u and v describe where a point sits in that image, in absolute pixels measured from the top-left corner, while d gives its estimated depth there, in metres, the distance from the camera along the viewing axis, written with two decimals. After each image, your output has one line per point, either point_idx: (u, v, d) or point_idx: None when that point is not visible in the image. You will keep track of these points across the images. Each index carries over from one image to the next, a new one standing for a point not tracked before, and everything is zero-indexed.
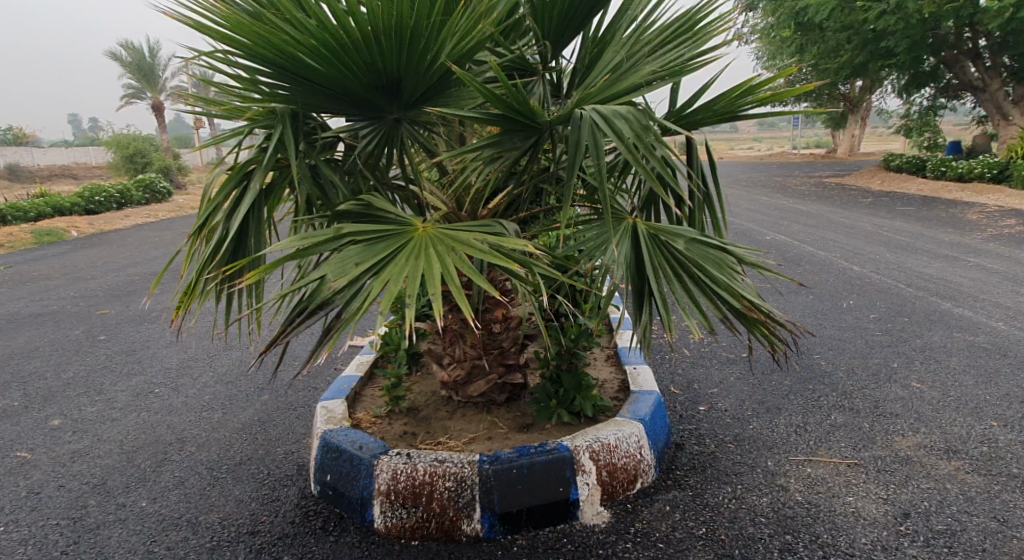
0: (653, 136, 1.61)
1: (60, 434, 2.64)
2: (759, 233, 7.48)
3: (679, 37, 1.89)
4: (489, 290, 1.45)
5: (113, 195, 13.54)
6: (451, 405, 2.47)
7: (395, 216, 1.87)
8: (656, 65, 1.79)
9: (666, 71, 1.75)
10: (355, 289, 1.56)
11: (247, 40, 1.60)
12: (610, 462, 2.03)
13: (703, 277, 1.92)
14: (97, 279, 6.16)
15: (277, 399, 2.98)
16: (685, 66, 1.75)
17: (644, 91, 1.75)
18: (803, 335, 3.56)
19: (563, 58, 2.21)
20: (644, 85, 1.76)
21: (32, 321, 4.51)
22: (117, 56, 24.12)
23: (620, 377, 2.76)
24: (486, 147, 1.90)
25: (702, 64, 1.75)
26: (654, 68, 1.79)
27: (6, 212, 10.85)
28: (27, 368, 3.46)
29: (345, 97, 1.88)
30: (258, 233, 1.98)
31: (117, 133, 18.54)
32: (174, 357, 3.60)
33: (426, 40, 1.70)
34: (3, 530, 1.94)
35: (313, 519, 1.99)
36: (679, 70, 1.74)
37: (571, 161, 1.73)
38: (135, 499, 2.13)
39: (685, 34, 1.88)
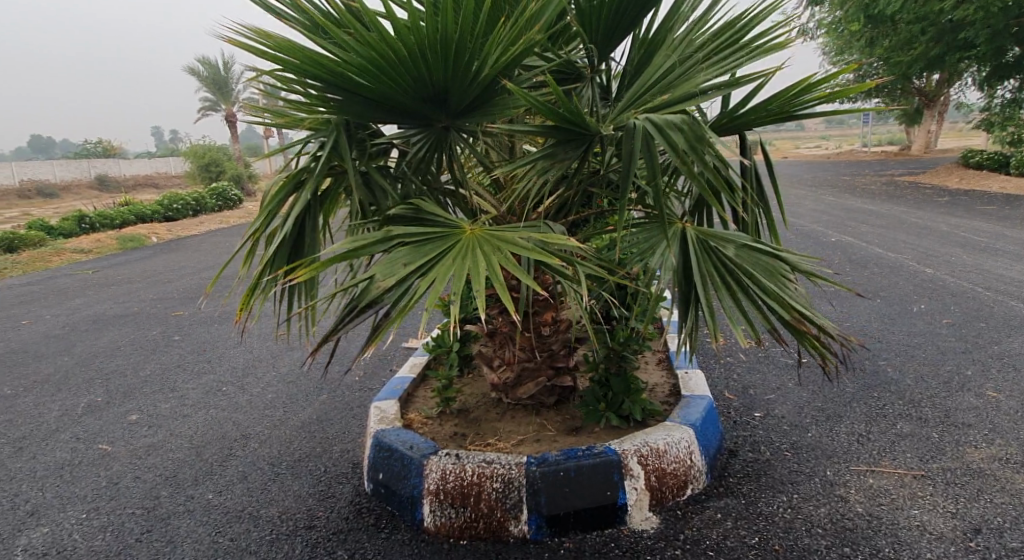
0: (708, 146, 1.60)
1: (138, 428, 2.83)
2: (823, 234, 7.19)
3: (735, 41, 1.84)
4: (533, 291, 1.47)
5: (188, 203, 14.37)
6: (501, 407, 2.50)
7: (444, 219, 1.92)
8: (710, 73, 1.75)
9: (722, 80, 1.72)
10: (404, 289, 1.62)
11: (301, 63, 1.69)
12: (659, 467, 2.00)
13: (751, 285, 1.88)
14: (174, 282, 6.58)
15: (334, 398, 3.10)
16: (742, 74, 1.71)
17: (700, 101, 1.73)
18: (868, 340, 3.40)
19: (612, 61, 2.20)
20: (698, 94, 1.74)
21: (115, 322, 4.85)
22: (194, 71, 25.68)
23: (671, 381, 2.71)
24: (541, 160, 1.94)
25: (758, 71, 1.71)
26: (708, 75, 1.76)
27: (96, 221, 11.74)
28: (110, 366, 3.73)
29: (395, 109, 1.95)
30: (313, 236, 2.07)
31: (192, 146, 19.71)
32: (241, 357, 3.80)
33: (470, 55, 1.75)
34: (86, 517, 2.10)
35: (366, 516, 2.06)
36: (735, 80, 1.71)
37: (626, 169, 1.73)
38: (202, 491, 2.25)
39: (741, 38, 1.83)
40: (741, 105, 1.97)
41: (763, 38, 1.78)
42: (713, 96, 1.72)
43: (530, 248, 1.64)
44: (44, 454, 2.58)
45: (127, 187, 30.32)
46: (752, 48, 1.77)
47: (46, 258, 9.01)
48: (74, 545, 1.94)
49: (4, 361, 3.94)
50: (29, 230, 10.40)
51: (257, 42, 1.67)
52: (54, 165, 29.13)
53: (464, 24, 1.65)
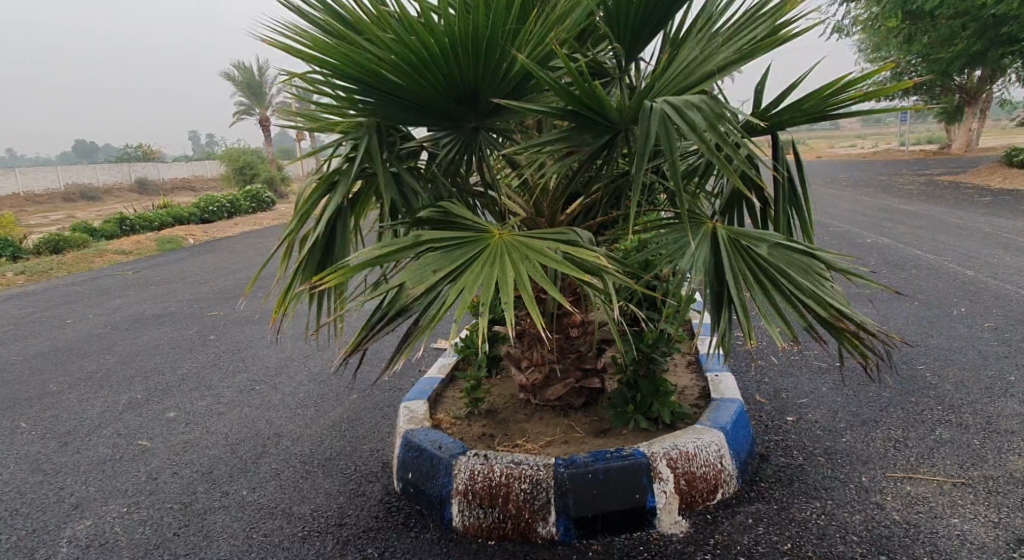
0: (728, 125, 1.57)
1: (175, 425, 2.91)
2: (858, 236, 7.01)
3: (756, 19, 1.82)
4: (562, 298, 1.48)
5: (223, 205, 14.72)
6: (529, 409, 2.50)
7: (472, 222, 1.93)
8: (730, 50, 1.74)
9: (740, 56, 1.71)
10: (432, 297, 1.64)
11: (336, 61, 1.73)
12: (688, 471, 1.98)
13: (786, 282, 1.86)
14: (209, 283, 6.75)
15: (364, 398, 3.14)
16: (760, 48, 1.69)
17: (717, 77, 1.73)
18: (906, 343, 3.31)
19: (642, 61, 2.21)
20: (717, 72, 1.73)
21: (153, 321, 4.99)
22: (229, 76, 26.34)
23: (700, 384, 2.68)
24: (554, 143, 1.90)
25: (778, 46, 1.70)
26: (726, 53, 1.75)
27: (136, 223, 12.10)
28: (149, 364, 3.84)
29: (426, 109, 1.97)
30: (344, 239, 2.11)
31: (227, 150, 20.19)
32: (273, 357, 3.87)
33: (501, 50, 1.78)
34: (127, 511, 2.16)
35: (395, 515, 2.08)
36: (753, 52, 1.69)
37: (640, 154, 1.71)
38: (237, 488, 2.31)
39: (760, 16, 1.81)
40: (773, 105, 1.97)
41: (781, 12, 1.75)
42: (731, 70, 1.71)
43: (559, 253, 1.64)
44: (87, 448, 2.67)
45: (165, 191, 31.19)
46: (769, 22, 1.75)
47: (88, 259, 9.32)
48: (116, 538, 2.00)
49: (50, 358, 4.09)
50: (72, 232, 10.76)
51: (294, 43, 1.72)
52: (96, 170, 30.12)
53: (496, 22, 1.68)
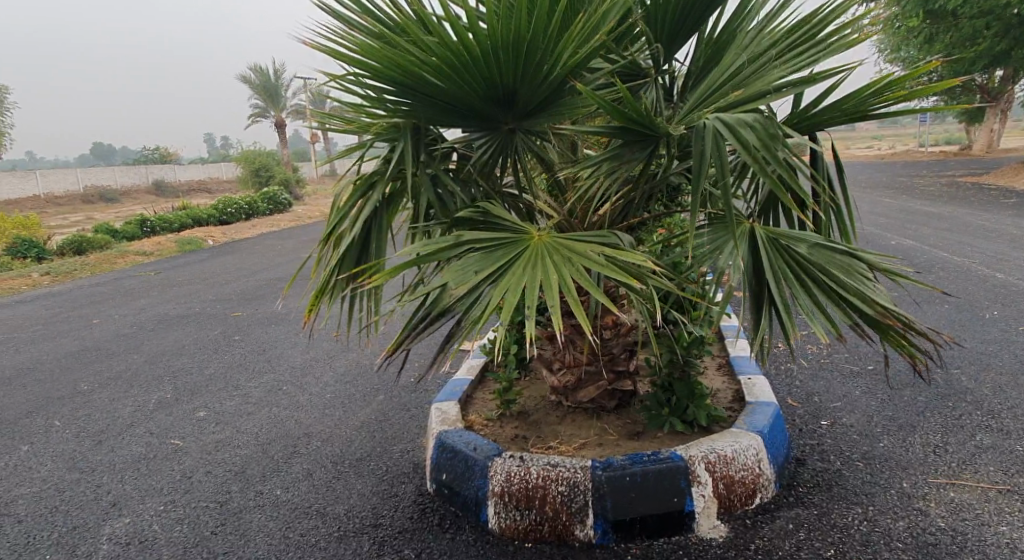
0: (781, 144, 1.58)
1: (206, 424, 2.93)
2: (882, 238, 6.92)
3: (810, 38, 1.79)
4: (609, 302, 1.48)
5: (241, 206, 14.87)
6: (561, 410, 2.49)
7: (511, 223, 1.93)
8: (785, 70, 1.71)
9: (796, 77, 1.68)
10: (475, 298, 1.63)
11: (376, 64, 1.73)
12: (727, 474, 1.96)
13: (828, 281, 1.84)
14: (230, 283, 6.81)
15: (391, 399, 3.14)
16: (818, 71, 1.66)
17: (774, 98, 1.69)
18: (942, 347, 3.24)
19: (676, 61, 2.18)
20: (773, 91, 1.69)
21: (178, 322, 5.05)
22: (246, 78, 26.60)
23: (733, 386, 2.66)
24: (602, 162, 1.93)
25: (835, 70, 1.67)
26: (781, 72, 1.72)
27: (156, 224, 12.25)
28: (177, 364, 3.88)
29: (462, 110, 1.97)
30: (379, 239, 2.12)
31: (244, 152, 20.38)
32: (299, 357, 3.90)
33: (541, 54, 1.77)
34: (164, 509, 2.18)
35: (430, 516, 2.08)
36: (812, 77, 1.67)
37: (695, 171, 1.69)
38: (271, 487, 2.32)
39: (816, 33, 1.78)
40: (815, 104, 1.92)
41: (840, 34, 1.72)
42: (788, 92, 1.68)
43: (601, 258, 1.63)
44: (121, 447, 2.70)
45: (182, 192, 31.58)
46: (827, 44, 1.71)
47: (111, 259, 9.47)
48: (155, 536, 2.01)
49: (79, 358, 4.14)
50: (95, 233, 10.94)
51: (335, 46, 1.72)
52: (115, 171, 30.55)
53: (539, 26, 1.69)
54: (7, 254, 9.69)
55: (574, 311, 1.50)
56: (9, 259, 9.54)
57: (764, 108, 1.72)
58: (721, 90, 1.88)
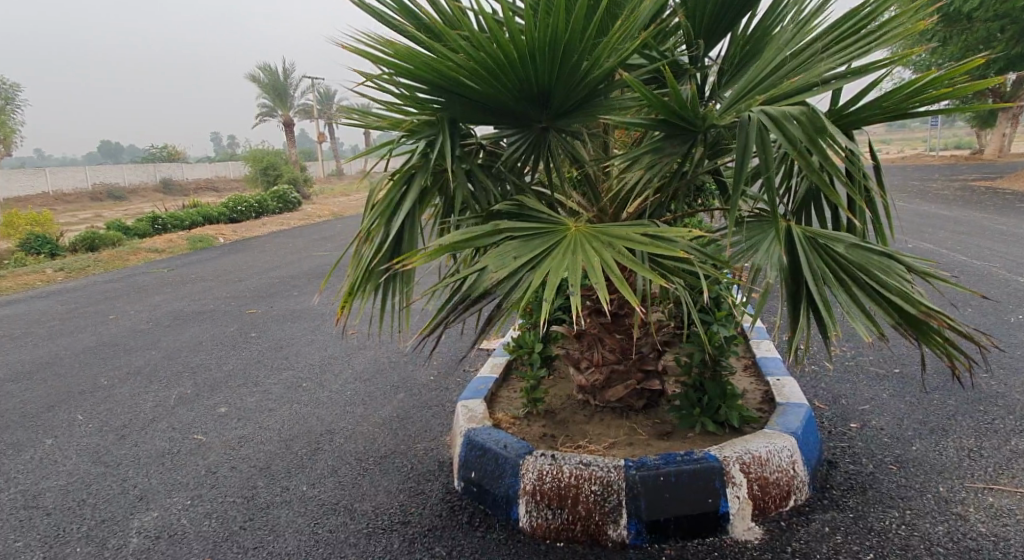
0: (829, 135, 1.56)
1: (228, 420, 2.93)
2: (898, 241, 6.89)
3: (855, 31, 1.76)
4: (653, 280, 1.51)
5: (251, 206, 14.94)
6: (588, 410, 2.48)
7: (547, 215, 2.00)
8: (832, 63, 1.69)
9: (843, 70, 1.65)
10: (515, 280, 1.68)
11: (414, 67, 1.72)
12: (761, 476, 1.93)
13: (868, 282, 1.80)
14: (244, 281, 6.83)
15: (412, 397, 3.13)
16: (868, 63, 1.63)
17: (821, 91, 1.67)
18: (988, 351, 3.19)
19: (710, 59, 2.16)
20: (819, 85, 1.68)
21: (194, 318, 5.05)
22: (257, 77, 26.75)
23: (761, 388, 2.63)
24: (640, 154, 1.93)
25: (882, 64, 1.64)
26: (827, 66, 1.70)
27: (168, 222, 12.30)
28: (196, 360, 3.88)
29: (496, 108, 1.96)
30: (410, 234, 2.11)
31: (254, 151, 20.47)
32: (317, 354, 3.89)
33: (579, 55, 1.75)
34: (191, 504, 2.17)
35: (459, 514, 2.06)
36: (862, 68, 1.64)
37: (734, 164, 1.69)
38: (297, 483, 2.30)
39: (861, 27, 1.76)
40: (851, 103, 1.91)
41: (887, 25, 1.69)
42: (834, 86, 1.67)
43: (644, 240, 1.69)
44: (144, 442, 2.69)
45: (191, 191, 31.72)
46: (875, 37, 1.69)
47: (123, 256, 9.51)
48: (184, 530, 2.00)
49: (98, 353, 4.15)
50: (107, 230, 11.01)
51: (371, 49, 1.71)
52: (124, 170, 30.77)
53: (577, 28, 1.67)
54: (21, 251, 9.78)
55: (619, 289, 1.54)
56: (23, 254, 9.63)
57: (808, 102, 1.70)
58: (762, 86, 1.86)
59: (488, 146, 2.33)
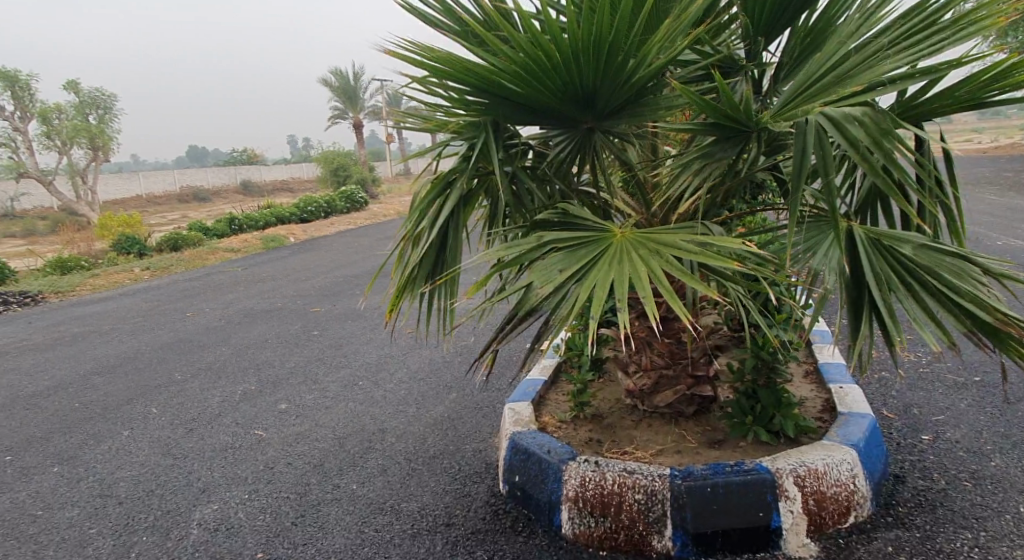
0: (897, 142, 1.45)
1: (288, 416, 3.06)
2: (988, 238, 6.39)
3: (926, 26, 1.63)
4: (704, 293, 1.45)
5: (321, 206, 15.57)
6: (636, 415, 2.43)
7: (594, 222, 1.97)
8: (899, 59, 1.57)
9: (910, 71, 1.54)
10: (562, 296, 1.66)
11: (458, 71, 1.73)
12: (818, 490, 1.83)
13: (938, 285, 1.67)
14: (310, 279, 7.13)
15: (464, 397, 3.17)
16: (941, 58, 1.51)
17: (887, 91, 1.56)
18: None
19: (767, 53, 2.07)
20: (886, 84, 1.57)
21: (262, 316, 5.30)
22: (326, 82, 27.86)
23: (822, 396, 2.50)
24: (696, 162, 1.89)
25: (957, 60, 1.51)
26: (894, 60, 1.57)
27: (243, 222, 12.99)
28: (261, 357, 4.08)
29: (540, 110, 1.95)
30: (456, 241, 2.13)
31: (322, 153, 21.29)
32: (374, 353, 4.01)
33: (624, 53, 1.71)
34: (248, 498, 2.28)
35: (503, 518, 2.07)
36: (934, 67, 1.52)
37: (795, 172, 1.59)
38: (347, 481, 2.37)
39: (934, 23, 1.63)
40: (922, 93, 1.77)
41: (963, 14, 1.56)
42: (902, 84, 1.55)
43: (694, 248, 1.62)
44: (210, 436, 2.85)
45: (265, 192, 33.33)
46: (948, 30, 1.56)
47: (203, 256, 10.13)
48: (240, 524, 2.11)
49: (174, 349, 4.43)
50: (189, 231, 11.76)
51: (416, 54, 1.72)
52: (205, 173, 32.76)
53: (620, 25, 1.63)
54: (113, 251, 10.58)
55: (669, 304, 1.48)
56: (115, 254, 10.43)
57: (875, 101, 1.60)
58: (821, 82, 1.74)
59: (535, 146, 2.31)
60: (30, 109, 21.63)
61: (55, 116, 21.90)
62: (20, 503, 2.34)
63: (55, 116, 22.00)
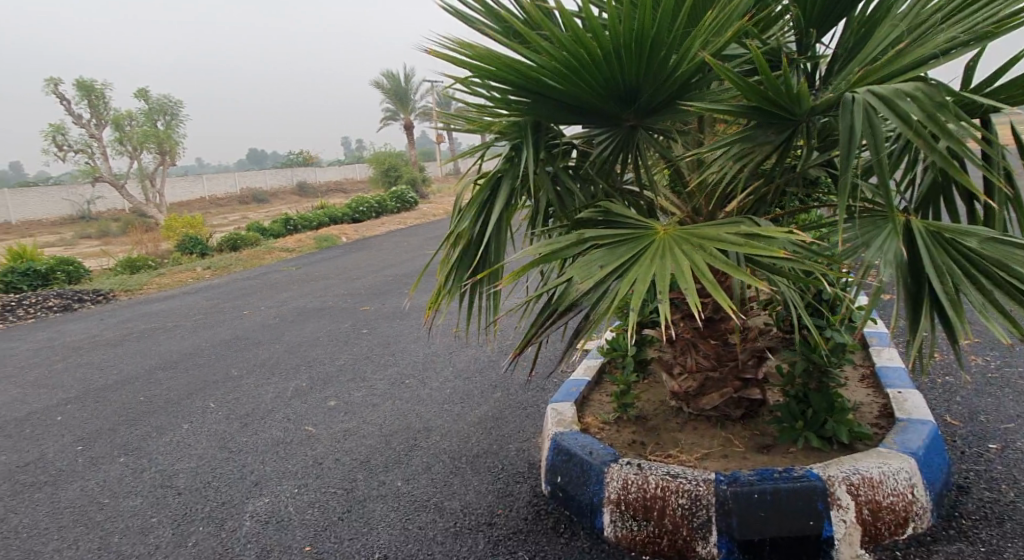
0: (953, 115, 1.36)
1: (337, 413, 3.15)
2: None
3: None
4: (748, 284, 1.41)
5: (372, 206, 15.94)
6: (681, 417, 2.39)
7: (636, 220, 1.94)
8: (955, 31, 1.49)
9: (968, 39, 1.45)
10: (602, 291, 1.65)
11: (499, 70, 1.74)
12: (873, 499, 1.76)
13: (1007, 278, 1.57)
14: (361, 278, 7.31)
15: (508, 397, 3.19)
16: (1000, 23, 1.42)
17: (943, 62, 1.47)
18: None
19: (822, 45, 1.99)
20: (940, 55, 1.48)
21: (315, 314, 5.48)
22: (378, 84, 28.48)
23: (879, 401, 2.39)
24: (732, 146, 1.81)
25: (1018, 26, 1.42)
26: (951, 33, 1.49)
27: (298, 223, 13.43)
28: (313, 354, 4.22)
29: (580, 108, 1.94)
30: (499, 240, 2.15)
31: (374, 154, 21.77)
32: (421, 352, 4.08)
33: (667, 49, 1.69)
34: (298, 492, 2.36)
35: (545, 519, 2.07)
36: (992, 31, 1.43)
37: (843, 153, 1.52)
38: (392, 478, 2.43)
39: None
40: (987, 82, 1.67)
41: None
42: (960, 54, 1.46)
43: (739, 242, 1.59)
44: (263, 431, 2.97)
45: (319, 193, 34.36)
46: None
47: (260, 255, 10.53)
48: (290, 517, 2.19)
49: (232, 346, 4.62)
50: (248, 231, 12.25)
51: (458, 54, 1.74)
52: (263, 175, 34.04)
53: (662, 19, 1.60)
54: (177, 251, 11.13)
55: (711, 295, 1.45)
56: (179, 254, 10.96)
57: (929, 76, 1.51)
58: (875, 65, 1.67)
59: (578, 146, 2.31)
60: (103, 117, 22.99)
61: (127, 123, 23.20)
62: (89, 490, 2.50)
63: (126, 123, 23.31)
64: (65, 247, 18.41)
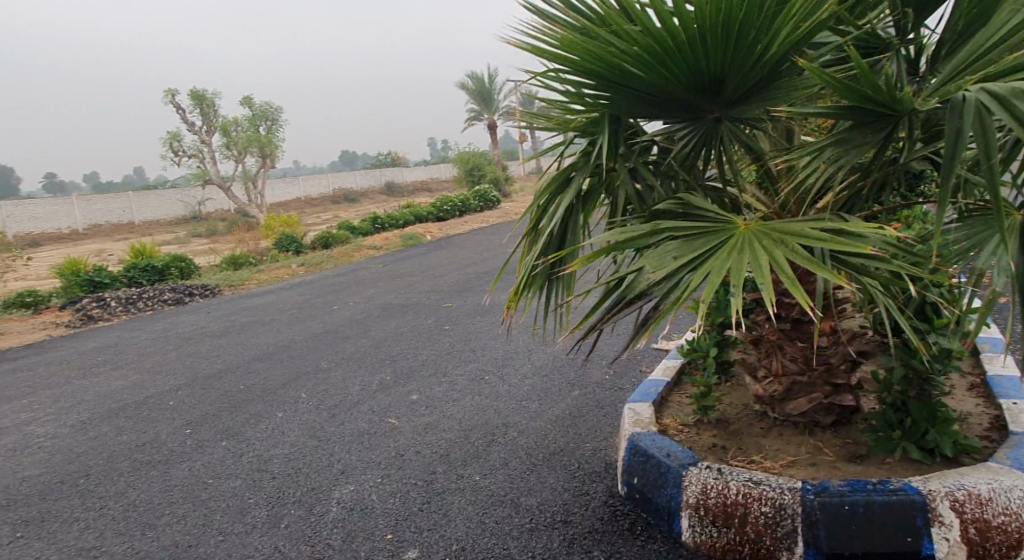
0: None
1: (418, 406, 3.28)
2: None
3: None
4: (829, 278, 1.35)
5: (455, 205, 16.32)
6: (766, 422, 2.31)
7: (716, 214, 1.89)
8: None
9: None
10: (674, 281, 1.63)
11: (580, 58, 1.74)
12: (980, 518, 1.63)
13: None
14: (444, 276, 7.53)
15: (585, 395, 3.20)
16: None
17: None
18: None
19: (926, 28, 1.84)
20: None
21: (400, 310, 5.70)
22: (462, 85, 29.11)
23: (990, 412, 2.20)
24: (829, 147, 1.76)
25: None
26: None
27: (385, 222, 13.99)
28: (397, 349, 4.40)
29: (660, 98, 1.91)
30: (574, 234, 2.17)
31: (457, 154, 22.27)
32: (500, 349, 4.16)
33: (755, 31, 1.63)
34: (381, 482, 2.49)
35: (621, 520, 2.07)
36: None
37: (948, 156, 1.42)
38: (470, 472, 2.51)
39: None
40: None
41: None
42: None
43: (824, 236, 1.52)
44: (350, 422, 3.15)
45: (404, 193, 35.57)
46: None
47: (348, 253, 11.07)
48: (373, 505, 2.31)
49: (323, 340, 4.91)
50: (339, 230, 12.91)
51: (540, 42, 1.76)
52: (351, 176, 35.67)
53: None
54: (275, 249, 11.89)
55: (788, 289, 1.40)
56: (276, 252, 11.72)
57: None
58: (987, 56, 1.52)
59: (658, 142, 2.27)
60: (210, 125, 24.92)
61: (232, 129, 25.07)
62: (197, 471, 2.76)
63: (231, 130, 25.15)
64: (177, 246, 20.06)
